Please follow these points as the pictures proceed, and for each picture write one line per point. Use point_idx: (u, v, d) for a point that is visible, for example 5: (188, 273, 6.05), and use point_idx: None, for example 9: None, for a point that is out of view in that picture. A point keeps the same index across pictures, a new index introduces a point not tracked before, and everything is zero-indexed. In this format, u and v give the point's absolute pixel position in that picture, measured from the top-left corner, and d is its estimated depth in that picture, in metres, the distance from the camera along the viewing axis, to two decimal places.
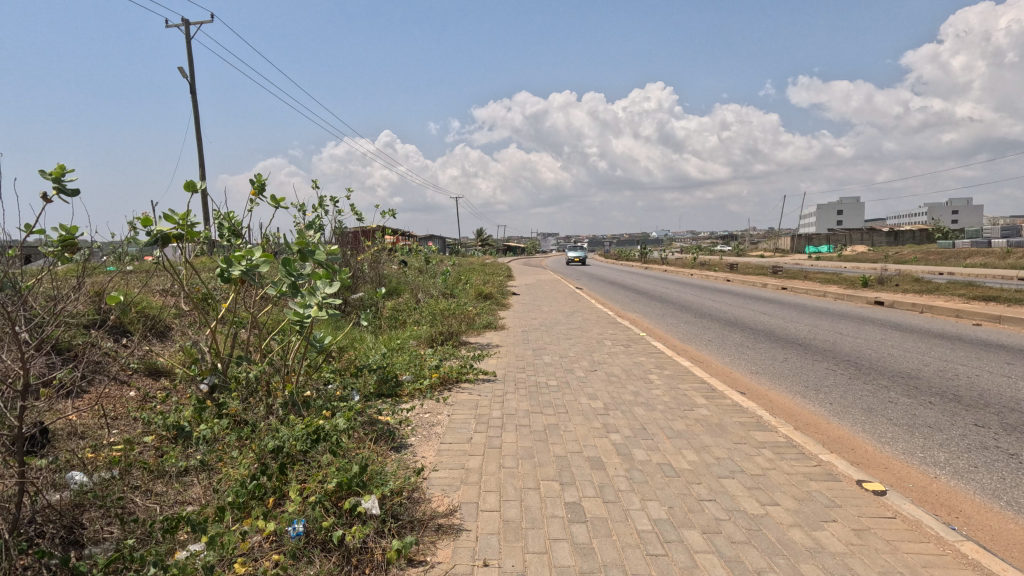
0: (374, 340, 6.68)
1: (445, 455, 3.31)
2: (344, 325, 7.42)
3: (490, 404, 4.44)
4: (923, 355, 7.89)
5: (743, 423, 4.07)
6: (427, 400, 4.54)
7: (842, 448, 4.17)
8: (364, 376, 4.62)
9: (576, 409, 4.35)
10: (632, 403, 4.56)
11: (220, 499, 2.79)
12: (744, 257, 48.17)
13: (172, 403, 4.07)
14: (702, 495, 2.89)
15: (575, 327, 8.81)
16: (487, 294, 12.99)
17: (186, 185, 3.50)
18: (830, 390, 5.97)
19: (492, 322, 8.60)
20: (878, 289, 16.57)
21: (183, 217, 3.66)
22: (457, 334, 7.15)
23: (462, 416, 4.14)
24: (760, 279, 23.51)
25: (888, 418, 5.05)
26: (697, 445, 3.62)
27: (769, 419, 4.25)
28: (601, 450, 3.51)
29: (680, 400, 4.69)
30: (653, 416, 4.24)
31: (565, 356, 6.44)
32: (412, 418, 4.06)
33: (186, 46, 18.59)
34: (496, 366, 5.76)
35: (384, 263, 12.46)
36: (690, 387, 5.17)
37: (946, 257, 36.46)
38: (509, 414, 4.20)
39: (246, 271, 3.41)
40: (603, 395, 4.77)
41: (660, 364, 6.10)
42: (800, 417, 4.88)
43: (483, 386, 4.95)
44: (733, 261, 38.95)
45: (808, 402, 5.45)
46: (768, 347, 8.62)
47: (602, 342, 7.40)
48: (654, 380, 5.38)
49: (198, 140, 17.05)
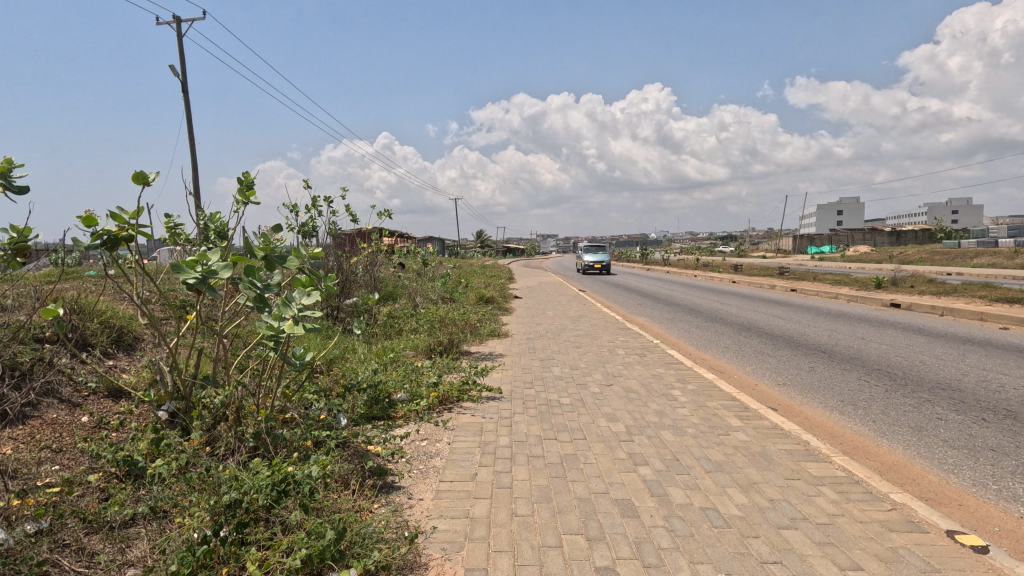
0: (367, 352, 6.12)
1: (444, 501, 2.76)
2: (336, 336, 6.87)
3: (497, 429, 3.88)
4: (958, 364, 7.32)
5: (791, 453, 3.51)
6: (424, 424, 3.98)
7: (903, 480, 3.61)
8: (352, 397, 4.08)
9: (595, 435, 3.80)
10: (658, 426, 4.00)
11: (163, 566, 2.22)
12: (747, 258, 47.32)
13: (128, 432, 3.51)
14: (765, 556, 2.34)
15: (583, 333, 8.25)
16: (487, 298, 12.44)
17: (133, 178, 2.90)
18: (869, 405, 5.41)
19: (495, 329, 8.04)
20: (892, 291, 16.02)
21: (134, 216, 3.08)
22: (458, 343, 6.60)
23: (465, 445, 3.58)
24: (766, 280, 22.99)
25: (942, 438, 4.49)
26: (743, 482, 3.07)
27: (818, 446, 3.69)
28: (631, 489, 2.95)
29: (711, 422, 4.13)
30: (684, 442, 3.68)
31: (576, 368, 5.88)
32: (407, 448, 3.50)
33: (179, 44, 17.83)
34: (501, 380, 5.20)
35: (380, 266, 11.90)
36: (720, 405, 4.61)
37: (952, 257, 35.95)
38: (519, 441, 3.65)
39: (202, 278, 2.85)
40: (624, 416, 4.21)
41: (681, 376, 5.54)
42: (845, 439, 4.32)
43: (487, 406, 4.38)
44: (737, 262, 38.25)
45: (849, 420, 4.90)
46: (791, 354, 8.06)
47: (614, 351, 6.84)
48: (679, 396, 4.82)
49: (190, 139, 16.49)
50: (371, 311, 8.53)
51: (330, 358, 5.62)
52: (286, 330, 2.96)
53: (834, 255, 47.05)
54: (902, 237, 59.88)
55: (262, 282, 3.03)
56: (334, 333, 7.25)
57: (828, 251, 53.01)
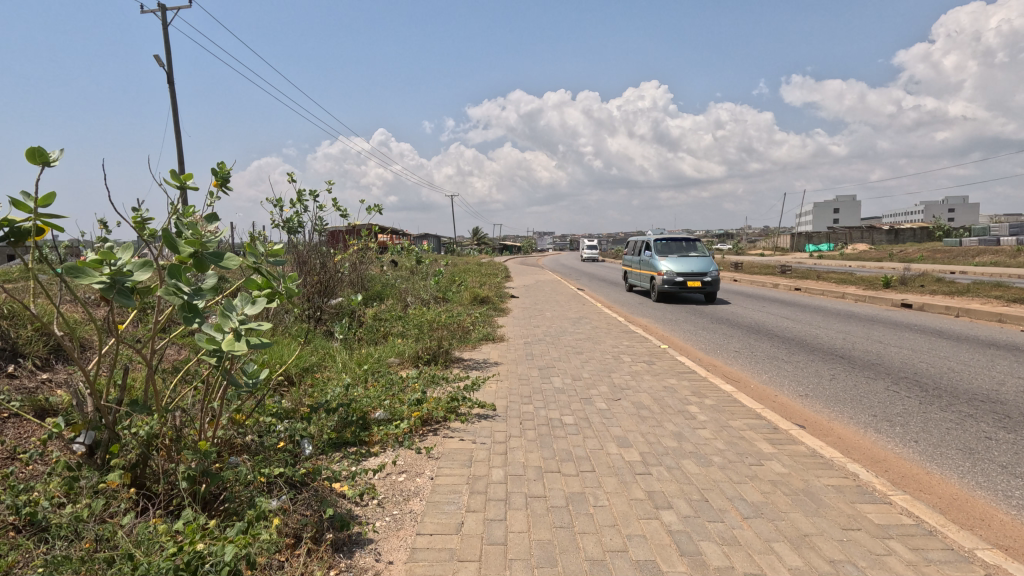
0: (348, 362, 5.53)
1: (420, 568, 2.17)
2: (314, 347, 6.26)
3: (490, 458, 3.29)
4: (991, 372, 6.75)
5: (841, 491, 2.93)
6: (403, 451, 3.40)
7: (973, 520, 3.02)
8: (319, 420, 3.50)
9: (605, 465, 3.21)
10: (678, 454, 3.41)
11: None
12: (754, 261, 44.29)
13: (41, 466, 2.88)
14: None
15: (585, 338, 7.65)
16: (483, 298, 11.85)
17: (28, 153, 2.29)
18: (906, 421, 4.84)
19: (490, 334, 7.45)
20: (901, 290, 15.50)
21: (40, 205, 2.46)
22: (448, 350, 6.01)
23: (451, 481, 2.98)
24: (769, 279, 22.47)
25: (1000, 463, 3.92)
26: (792, 534, 2.48)
27: (871, 481, 3.11)
28: (654, 545, 2.37)
29: (738, 447, 3.55)
30: (711, 476, 3.10)
31: (579, 378, 5.30)
32: (380, 487, 2.92)
33: (165, 33, 17.35)
34: (496, 394, 4.62)
35: (369, 264, 11.31)
36: (744, 424, 4.04)
37: (953, 255, 35.51)
38: (515, 476, 3.05)
39: (112, 281, 2.30)
40: (638, 441, 3.62)
41: (697, 389, 4.95)
42: (891, 467, 3.74)
43: (479, 427, 3.78)
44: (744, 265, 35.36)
45: (889, 441, 4.32)
46: (807, 360, 7.52)
47: (619, 358, 6.27)
48: (697, 414, 4.23)
49: (177, 130, 15.87)
50: (356, 312, 7.94)
51: (301, 377, 5.03)
52: (223, 346, 2.36)
53: (834, 253, 46.62)
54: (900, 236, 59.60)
55: (192, 286, 2.36)
56: (313, 340, 6.64)
57: (828, 250, 52.56)
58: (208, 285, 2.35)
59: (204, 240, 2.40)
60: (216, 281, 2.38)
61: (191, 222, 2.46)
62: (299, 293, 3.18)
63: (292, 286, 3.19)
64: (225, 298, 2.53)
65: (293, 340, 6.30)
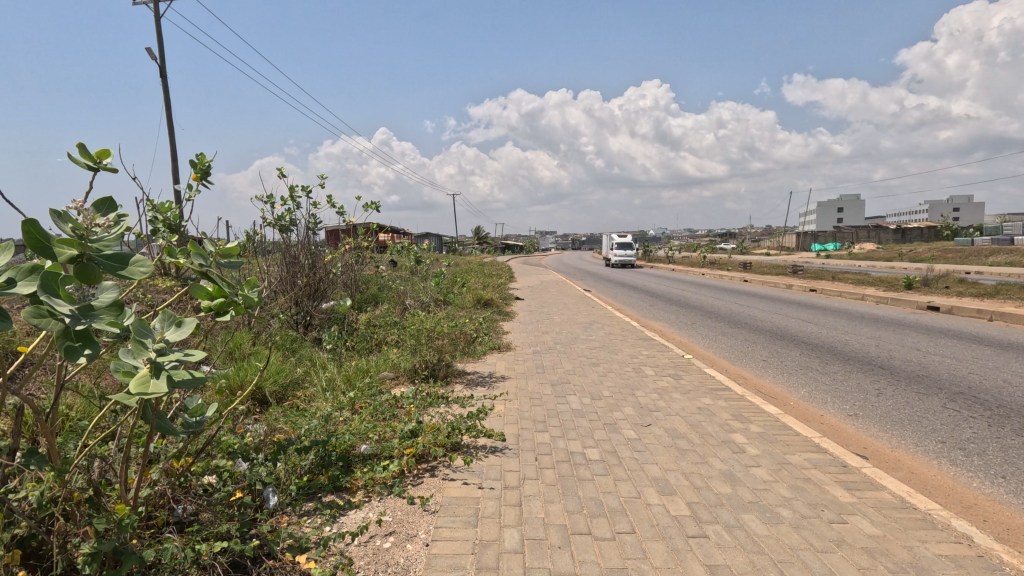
0: (334, 379, 4.85)
1: None
2: (299, 362, 5.60)
3: (503, 513, 2.61)
4: None
5: (959, 565, 2.25)
6: (391, 500, 2.73)
7: None
8: (288, 462, 2.83)
9: (647, 525, 2.54)
10: (737, 506, 2.72)
11: None
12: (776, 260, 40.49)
13: None
14: None
15: (600, 346, 6.97)
16: (486, 300, 11.17)
17: None
18: (983, 449, 4.14)
19: (495, 342, 6.77)
20: (925, 292, 14.73)
21: None
22: (450, 362, 5.34)
23: (451, 550, 2.30)
24: (781, 279, 21.77)
25: None
26: None
27: (990, 545, 2.43)
28: None
29: (807, 494, 2.87)
30: (784, 539, 2.42)
31: (599, 397, 4.63)
32: (357, 558, 2.25)
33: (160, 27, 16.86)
34: (505, 420, 3.95)
35: (365, 264, 10.66)
36: (805, 460, 3.34)
37: (966, 255, 34.68)
38: (536, 541, 2.37)
39: None
40: (683, 488, 2.93)
41: (738, 412, 4.28)
42: (992, 516, 3.05)
43: (486, 467, 3.10)
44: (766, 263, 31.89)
45: (973, 477, 3.63)
46: (844, 371, 6.83)
47: (640, 370, 5.60)
48: (746, 446, 3.54)
49: (171, 125, 15.36)
50: (349, 318, 7.27)
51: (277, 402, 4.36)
52: (132, 388, 1.65)
53: (842, 253, 45.80)
54: (907, 236, 58.86)
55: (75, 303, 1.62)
56: (299, 352, 5.96)
57: (835, 249, 51.76)
58: (103, 301, 1.64)
59: (93, 240, 1.71)
60: (115, 295, 1.66)
61: (67, 214, 1.72)
62: (257, 302, 2.59)
63: (249, 298, 2.58)
64: (137, 319, 1.78)
65: (276, 355, 5.63)
